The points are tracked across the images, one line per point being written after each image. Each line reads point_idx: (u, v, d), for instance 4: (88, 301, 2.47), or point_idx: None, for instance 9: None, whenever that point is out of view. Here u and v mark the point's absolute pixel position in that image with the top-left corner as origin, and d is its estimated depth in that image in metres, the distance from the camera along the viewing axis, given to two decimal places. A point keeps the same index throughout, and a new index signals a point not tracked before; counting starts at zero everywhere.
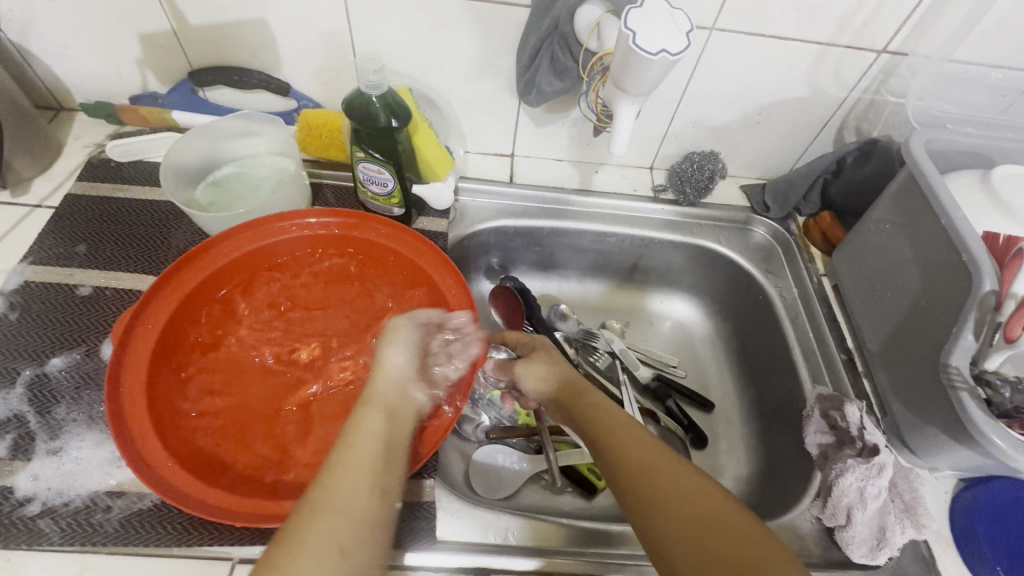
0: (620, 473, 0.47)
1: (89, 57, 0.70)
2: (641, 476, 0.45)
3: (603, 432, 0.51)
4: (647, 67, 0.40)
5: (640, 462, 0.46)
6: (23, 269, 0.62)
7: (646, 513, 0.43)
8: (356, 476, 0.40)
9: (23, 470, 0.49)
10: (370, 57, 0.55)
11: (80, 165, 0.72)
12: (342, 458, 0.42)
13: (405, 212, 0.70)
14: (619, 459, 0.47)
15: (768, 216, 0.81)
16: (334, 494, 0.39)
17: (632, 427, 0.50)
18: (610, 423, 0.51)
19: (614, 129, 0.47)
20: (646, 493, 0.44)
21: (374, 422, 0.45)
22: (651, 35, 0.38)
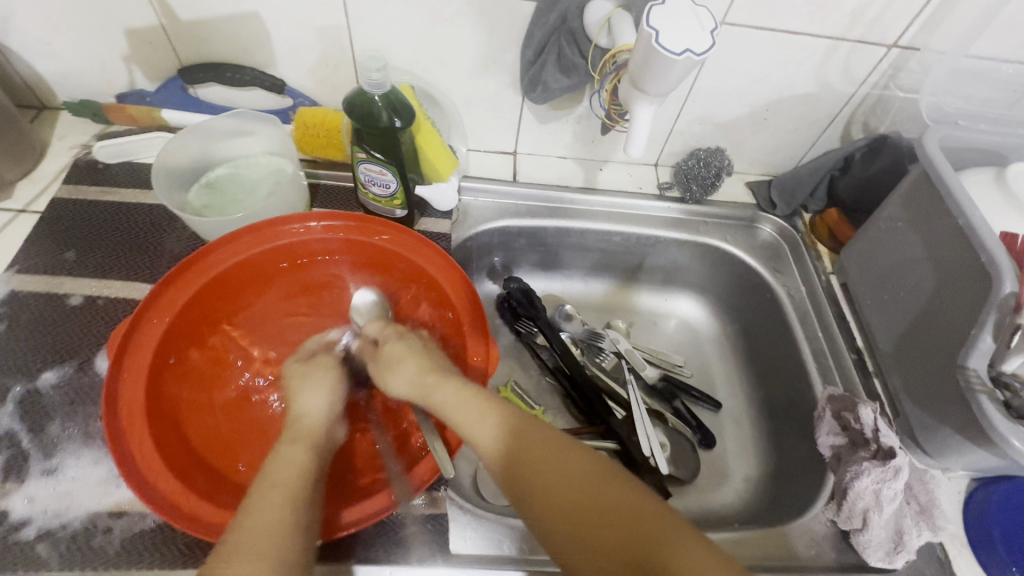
0: (513, 473, 0.46)
1: (72, 54, 0.67)
2: (533, 473, 0.45)
3: (477, 434, 0.47)
4: (669, 66, 0.38)
5: (531, 457, 0.46)
6: (9, 278, 0.59)
7: (542, 507, 0.44)
8: (270, 508, 0.41)
9: (17, 492, 0.47)
10: (373, 55, 0.53)
11: (65, 167, 0.69)
12: (255, 497, 0.42)
13: (408, 213, 0.68)
14: (510, 460, 0.46)
15: (775, 213, 0.80)
16: (253, 528, 0.39)
17: (507, 415, 0.48)
18: (479, 420, 0.48)
19: (631, 131, 0.45)
20: (539, 492, 0.45)
21: (291, 458, 0.45)
22: (675, 35, 0.36)
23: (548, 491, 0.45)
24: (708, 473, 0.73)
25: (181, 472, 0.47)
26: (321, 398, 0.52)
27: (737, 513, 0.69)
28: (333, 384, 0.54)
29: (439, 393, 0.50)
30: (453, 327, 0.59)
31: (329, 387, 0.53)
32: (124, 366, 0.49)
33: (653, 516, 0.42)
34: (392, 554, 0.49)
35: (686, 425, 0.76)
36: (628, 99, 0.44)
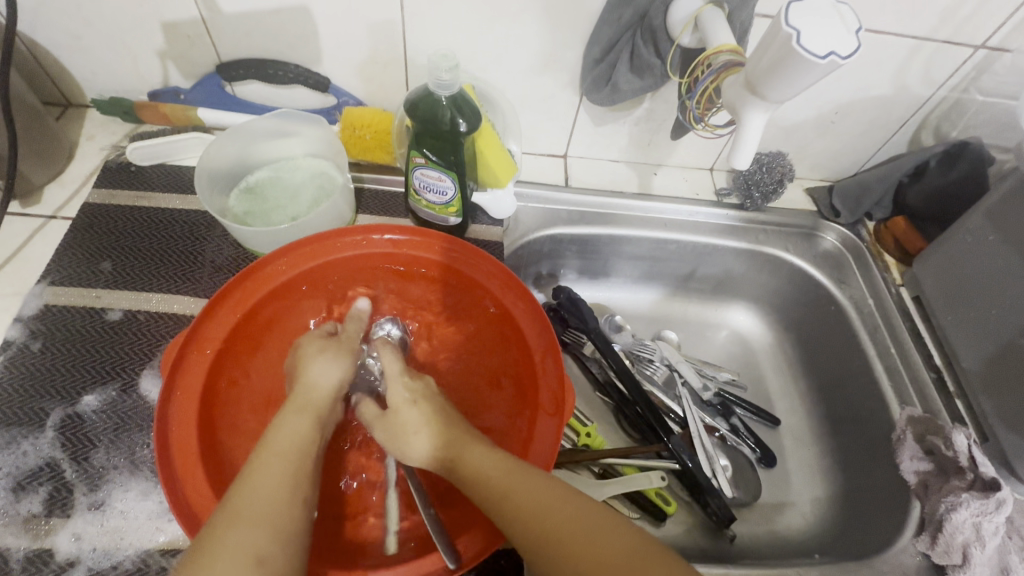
0: (528, 542, 0.38)
1: (104, 49, 0.63)
2: (559, 548, 0.38)
3: (491, 499, 0.40)
4: (802, 69, 0.36)
5: (551, 530, 0.38)
6: (41, 290, 0.55)
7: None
8: (266, 489, 0.37)
9: (63, 529, 0.43)
10: (444, 53, 0.49)
11: (96, 170, 0.65)
12: (262, 458, 0.40)
13: (461, 221, 0.63)
14: (525, 530, 0.39)
15: (838, 221, 0.77)
16: (253, 485, 0.37)
17: (523, 474, 0.41)
18: (496, 483, 0.41)
19: (740, 140, 0.42)
20: (567, 572, 0.37)
21: (298, 428, 0.43)
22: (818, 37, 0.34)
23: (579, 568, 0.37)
24: (770, 494, 0.70)
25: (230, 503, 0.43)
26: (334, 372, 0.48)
27: (805, 538, 0.66)
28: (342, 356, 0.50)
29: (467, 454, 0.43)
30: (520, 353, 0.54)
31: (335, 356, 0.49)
32: (179, 387, 0.46)
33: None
34: None
35: (744, 443, 0.71)
36: (739, 105, 0.41)
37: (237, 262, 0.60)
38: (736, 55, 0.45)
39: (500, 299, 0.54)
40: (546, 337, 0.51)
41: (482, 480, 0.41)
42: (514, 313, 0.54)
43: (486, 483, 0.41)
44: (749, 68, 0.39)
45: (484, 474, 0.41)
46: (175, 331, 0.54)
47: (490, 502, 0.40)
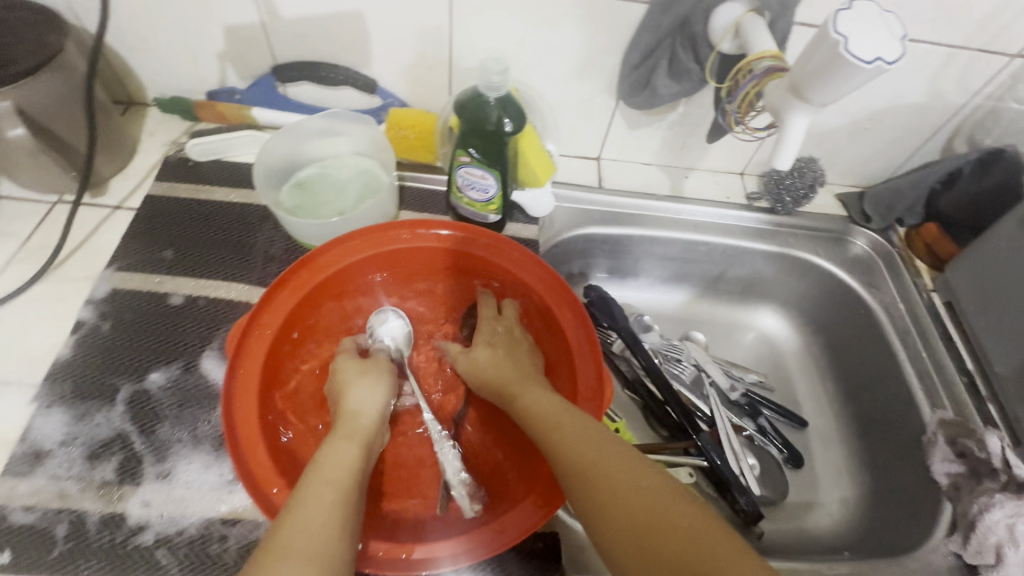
0: (564, 468, 0.42)
1: (169, 51, 0.67)
2: (589, 474, 0.41)
3: (544, 428, 0.46)
4: (849, 75, 0.39)
5: (585, 459, 0.42)
6: (110, 275, 0.58)
7: (594, 511, 0.39)
8: (313, 512, 0.38)
9: (134, 495, 0.46)
10: (496, 56, 0.53)
11: (157, 164, 0.69)
12: (310, 480, 0.41)
13: (500, 218, 0.66)
14: (563, 458, 0.43)
15: (869, 227, 0.77)
16: (304, 505, 0.39)
17: (570, 413, 0.46)
18: (548, 417, 0.46)
19: (783, 141, 0.45)
20: (594, 497, 0.40)
21: (346, 453, 0.45)
22: (865, 43, 0.38)
23: (605, 495, 0.39)
24: (798, 494, 0.71)
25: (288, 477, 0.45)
26: (376, 396, 0.52)
27: (834, 538, 0.67)
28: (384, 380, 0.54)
29: (526, 394, 0.50)
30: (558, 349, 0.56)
31: (370, 380, 0.53)
32: (238, 367, 0.48)
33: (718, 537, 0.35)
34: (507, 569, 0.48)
35: (772, 443, 0.72)
36: (782, 107, 0.45)
37: (288, 254, 0.64)
38: (778, 61, 0.47)
39: (541, 296, 0.56)
40: (587, 335, 0.53)
41: (537, 412, 0.48)
42: (556, 310, 0.55)
43: (540, 417, 0.47)
44: (796, 72, 0.43)
45: (540, 408, 0.48)
46: (232, 317, 0.57)
47: (541, 432, 0.46)
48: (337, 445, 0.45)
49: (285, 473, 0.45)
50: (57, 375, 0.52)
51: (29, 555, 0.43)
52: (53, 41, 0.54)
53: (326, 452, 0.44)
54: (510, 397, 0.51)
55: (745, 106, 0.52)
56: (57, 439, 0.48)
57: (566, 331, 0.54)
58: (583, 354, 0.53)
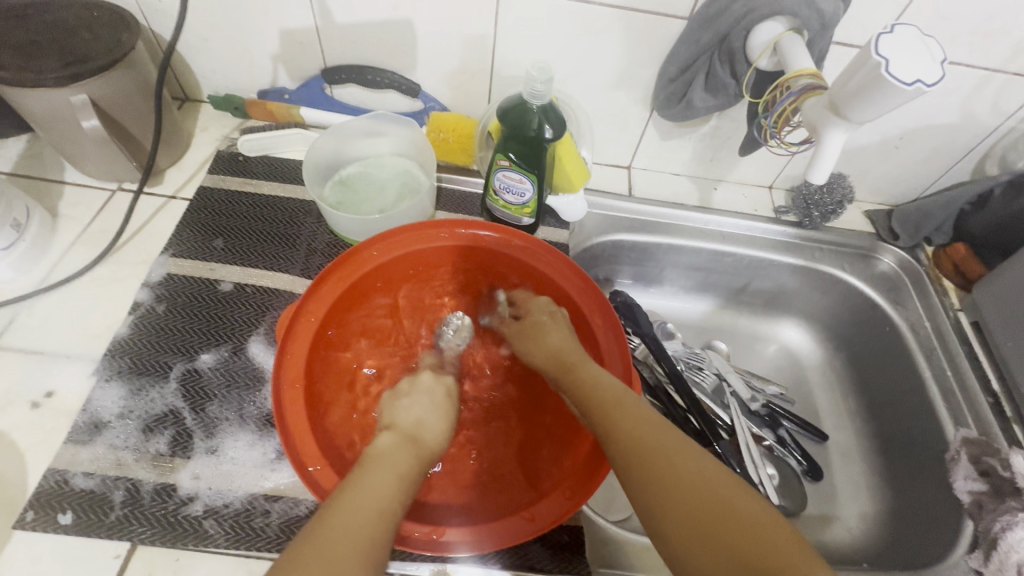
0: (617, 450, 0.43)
1: (226, 52, 0.70)
2: (646, 456, 0.41)
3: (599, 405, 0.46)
4: (888, 96, 0.42)
5: (644, 444, 0.42)
6: (164, 261, 0.62)
7: (648, 495, 0.40)
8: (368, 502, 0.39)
9: (185, 468, 0.49)
10: (541, 66, 0.55)
11: (209, 158, 0.72)
12: (378, 467, 0.43)
13: (533, 222, 0.68)
14: (619, 443, 0.43)
15: (896, 245, 0.78)
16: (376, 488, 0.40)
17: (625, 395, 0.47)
18: (602, 398, 0.46)
19: (819, 155, 0.48)
20: (648, 480, 0.40)
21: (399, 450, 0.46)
22: (908, 68, 0.40)
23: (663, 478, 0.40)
24: (816, 506, 0.72)
25: (330, 458, 0.48)
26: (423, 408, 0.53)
27: (852, 552, 0.67)
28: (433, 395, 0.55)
29: (584, 367, 0.50)
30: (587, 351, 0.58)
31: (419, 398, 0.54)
32: (288, 351, 0.50)
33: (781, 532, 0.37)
34: (534, 560, 0.49)
35: (791, 454, 0.73)
36: (821, 124, 0.47)
37: (330, 247, 0.67)
38: (816, 79, 0.48)
39: (574, 300, 0.58)
40: (618, 340, 0.55)
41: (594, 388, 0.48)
42: (587, 314, 0.57)
43: (596, 391, 0.47)
44: (835, 90, 0.45)
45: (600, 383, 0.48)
46: (277, 304, 0.60)
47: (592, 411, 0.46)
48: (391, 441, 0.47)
49: (328, 454, 0.48)
50: (116, 352, 0.55)
51: (89, 518, 0.46)
52: (126, 40, 0.56)
53: (392, 450, 0.45)
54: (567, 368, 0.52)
55: (783, 124, 0.54)
56: (114, 412, 0.51)
57: (597, 335, 0.56)
58: (613, 357, 0.55)
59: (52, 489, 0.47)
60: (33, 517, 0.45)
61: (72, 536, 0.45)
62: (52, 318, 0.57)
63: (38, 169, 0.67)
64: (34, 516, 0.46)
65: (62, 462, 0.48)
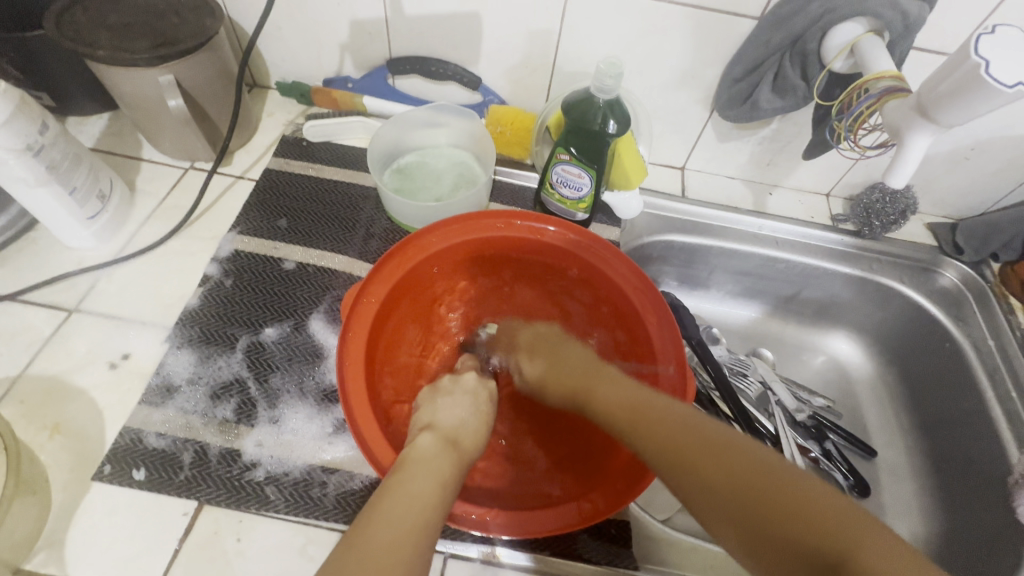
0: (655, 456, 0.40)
1: (297, 40, 0.72)
2: (686, 457, 0.38)
3: (623, 422, 0.44)
4: (987, 98, 0.42)
5: (688, 450, 0.39)
6: (232, 238, 0.64)
7: (695, 496, 0.37)
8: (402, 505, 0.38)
9: (248, 435, 0.51)
10: (612, 61, 0.55)
11: (275, 142, 0.75)
12: (411, 473, 0.41)
13: (587, 217, 0.68)
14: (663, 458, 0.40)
15: (960, 259, 0.75)
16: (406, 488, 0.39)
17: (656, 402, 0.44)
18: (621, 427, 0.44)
19: (902, 158, 0.47)
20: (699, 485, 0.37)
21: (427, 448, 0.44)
22: (1008, 69, 0.40)
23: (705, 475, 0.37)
24: None
25: (387, 435, 0.49)
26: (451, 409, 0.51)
27: None
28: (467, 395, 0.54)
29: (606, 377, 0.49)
30: (638, 349, 0.58)
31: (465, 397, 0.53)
32: (350, 329, 0.51)
33: (848, 510, 0.32)
34: (582, 550, 0.49)
35: (838, 468, 0.71)
36: (905, 126, 0.47)
37: (387, 233, 0.68)
38: (898, 81, 0.47)
39: (629, 296, 0.58)
40: (673, 340, 0.55)
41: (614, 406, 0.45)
42: (640, 311, 0.57)
43: (621, 408, 0.45)
44: (925, 91, 0.45)
45: (615, 404, 0.45)
46: (336, 285, 0.62)
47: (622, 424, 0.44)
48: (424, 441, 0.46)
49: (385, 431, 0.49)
50: (186, 321, 0.57)
51: (160, 475, 0.48)
52: (210, 26, 0.59)
53: (428, 451, 0.44)
54: (581, 397, 0.49)
55: (857, 127, 0.54)
56: (185, 377, 0.54)
57: (650, 334, 0.56)
58: (666, 356, 0.55)
59: (127, 446, 0.49)
60: (110, 470, 0.48)
61: (145, 491, 0.48)
62: (129, 286, 0.60)
63: (118, 145, 0.70)
64: (111, 470, 0.48)
65: (137, 421, 0.51)
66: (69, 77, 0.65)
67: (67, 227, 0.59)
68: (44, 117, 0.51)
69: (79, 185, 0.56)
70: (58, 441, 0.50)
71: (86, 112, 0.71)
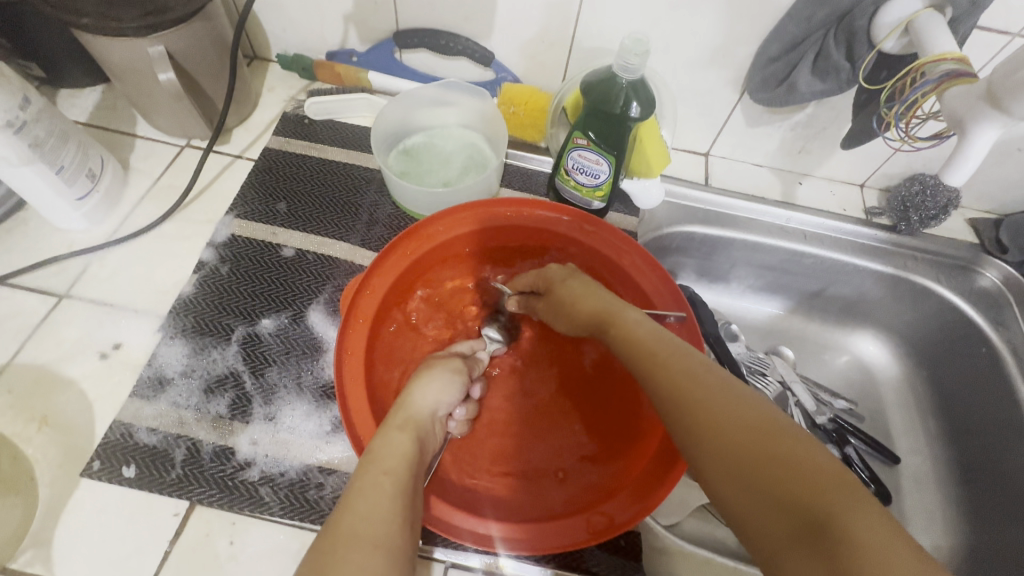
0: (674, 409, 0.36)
1: (297, 11, 0.68)
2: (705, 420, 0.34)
3: (642, 363, 0.39)
4: None
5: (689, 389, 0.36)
6: (229, 222, 0.61)
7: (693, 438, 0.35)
8: (375, 496, 0.35)
9: (243, 432, 0.49)
10: (637, 37, 0.51)
11: (275, 119, 0.71)
12: (375, 466, 0.38)
13: (604, 206, 0.63)
14: (668, 385, 0.37)
15: (1003, 259, 0.70)
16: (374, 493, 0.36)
17: (688, 355, 0.39)
18: (648, 341, 0.40)
19: (965, 154, 0.45)
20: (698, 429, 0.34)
21: (400, 444, 0.41)
22: None
23: (709, 426, 0.34)
24: None
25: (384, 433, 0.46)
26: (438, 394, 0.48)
27: None
28: (442, 380, 0.50)
29: (623, 316, 0.44)
30: None
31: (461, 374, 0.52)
32: (349, 325, 0.49)
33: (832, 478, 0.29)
34: (588, 564, 0.47)
35: (858, 475, 0.67)
36: (970, 116, 0.43)
37: (392, 219, 0.64)
38: (962, 64, 0.44)
39: (646, 292, 0.54)
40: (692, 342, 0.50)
41: (635, 342, 0.41)
42: (661, 313, 0.53)
43: (648, 351, 0.39)
44: (998, 78, 0.41)
45: (638, 337, 0.41)
46: (337, 274, 0.59)
47: (642, 364, 0.39)
48: (391, 433, 0.42)
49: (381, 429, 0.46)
50: (180, 310, 0.55)
51: (151, 473, 0.46)
52: None
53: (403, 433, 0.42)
54: (603, 326, 0.45)
55: (910, 117, 0.51)
56: (177, 369, 0.51)
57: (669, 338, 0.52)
58: None
59: (118, 442, 0.47)
60: (99, 467, 0.46)
61: (135, 489, 0.46)
62: (121, 272, 0.58)
63: (111, 120, 0.67)
64: (100, 466, 0.46)
65: (128, 415, 0.49)
66: (58, 46, 0.61)
67: (55, 207, 0.56)
68: (25, 91, 0.48)
69: (66, 163, 0.53)
70: (46, 434, 0.48)
71: (77, 85, 0.68)
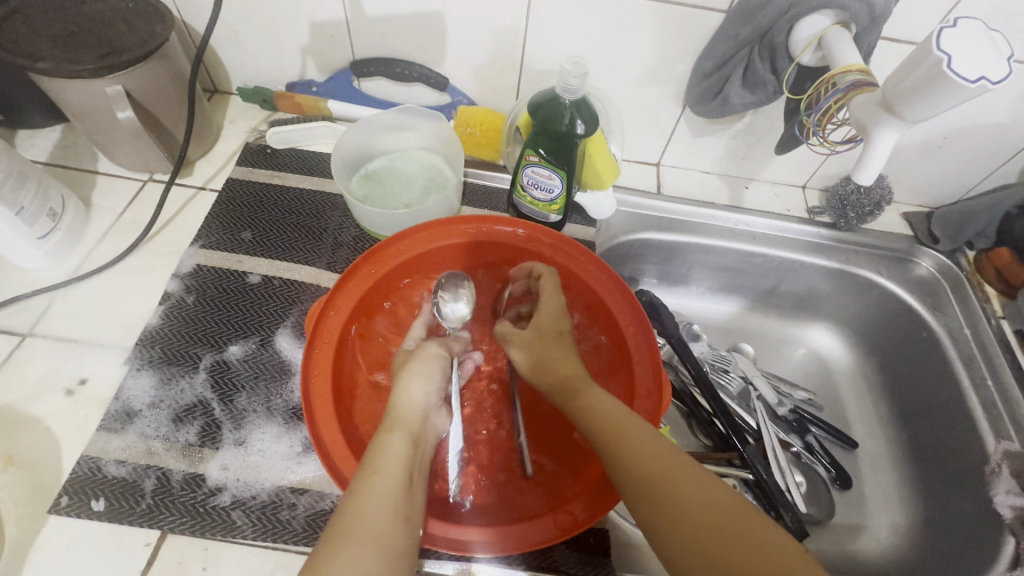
0: (623, 469, 0.42)
1: (255, 46, 0.70)
2: (657, 481, 0.40)
3: (602, 434, 0.44)
4: (951, 92, 0.43)
5: (647, 463, 0.41)
6: (194, 252, 0.62)
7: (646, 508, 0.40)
8: (381, 504, 0.39)
9: (213, 459, 0.49)
10: (576, 60, 0.54)
11: (238, 150, 0.73)
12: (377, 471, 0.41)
13: (560, 219, 0.66)
14: (618, 456, 0.42)
15: (935, 248, 0.75)
16: (367, 521, 0.37)
17: (636, 421, 0.44)
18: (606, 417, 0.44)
19: (869, 155, 0.49)
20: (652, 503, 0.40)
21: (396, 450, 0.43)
22: (971, 64, 0.41)
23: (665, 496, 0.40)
24: (845, 516, 0.70)
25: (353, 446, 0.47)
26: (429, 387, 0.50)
27: (883, 564, 0.66)
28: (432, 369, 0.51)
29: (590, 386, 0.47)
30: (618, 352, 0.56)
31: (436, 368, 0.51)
32: (317, 344, 0.51)
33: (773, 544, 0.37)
34: (557, 562, 0.49)
35: (819, 462, 0.70)
36: (871, 122, 0.48)
37: (357, 242, 0.66)
38: (864, 75, 0.49)
39: (602, 296, 0.57)
40: (648, 343, 0.53)
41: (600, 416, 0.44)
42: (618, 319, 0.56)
43: (604, 426, 0.44)
44: (889, 88, 0.46)
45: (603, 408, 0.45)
46: (304, 297, 0.60)
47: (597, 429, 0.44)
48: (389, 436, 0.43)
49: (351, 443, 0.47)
50: (146, 342, 0.55)
51: (121, 505, 0.47)
52: (159, 32, 0.56)
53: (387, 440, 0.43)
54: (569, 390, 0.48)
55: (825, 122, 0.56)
56: (146, 400, 0.52)
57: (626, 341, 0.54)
58: (642, 363, 0.53)
59: (85, 476, 0.48)
60: (68, 502, 0.46)
61: (105, 522, 0.46)
62: (85, 307, 0.58)
63: (71, 158, 0.68)
64: (69, 502, 0.46)
65: (96, 449, 0.49)
66: (16, 90, 0.62)
67: (17, 248, 0.56)
68: None
69: (27, 204, 0.54)
70: (12, 474, 0.48)
71: (35, 126, 0.68)
